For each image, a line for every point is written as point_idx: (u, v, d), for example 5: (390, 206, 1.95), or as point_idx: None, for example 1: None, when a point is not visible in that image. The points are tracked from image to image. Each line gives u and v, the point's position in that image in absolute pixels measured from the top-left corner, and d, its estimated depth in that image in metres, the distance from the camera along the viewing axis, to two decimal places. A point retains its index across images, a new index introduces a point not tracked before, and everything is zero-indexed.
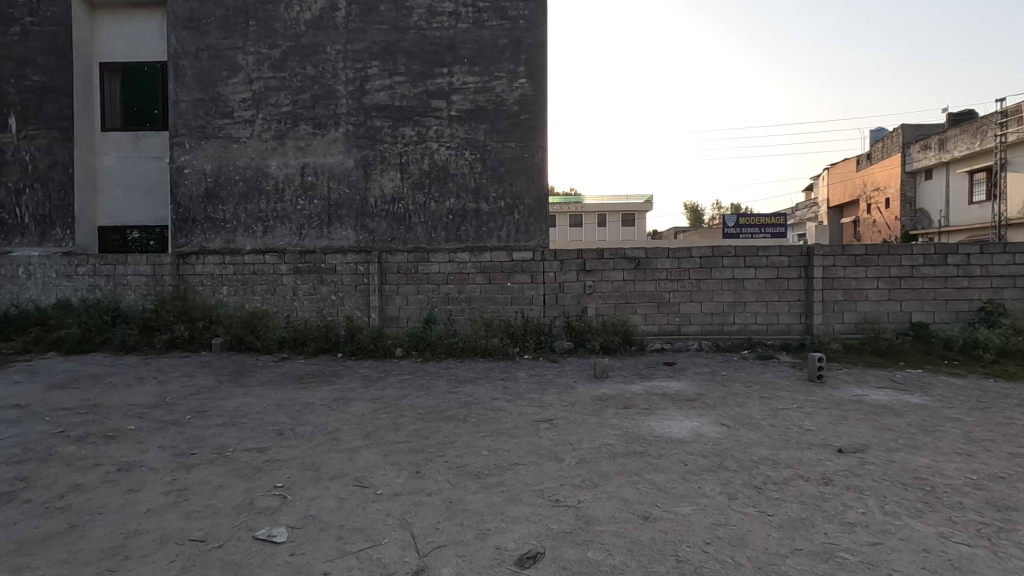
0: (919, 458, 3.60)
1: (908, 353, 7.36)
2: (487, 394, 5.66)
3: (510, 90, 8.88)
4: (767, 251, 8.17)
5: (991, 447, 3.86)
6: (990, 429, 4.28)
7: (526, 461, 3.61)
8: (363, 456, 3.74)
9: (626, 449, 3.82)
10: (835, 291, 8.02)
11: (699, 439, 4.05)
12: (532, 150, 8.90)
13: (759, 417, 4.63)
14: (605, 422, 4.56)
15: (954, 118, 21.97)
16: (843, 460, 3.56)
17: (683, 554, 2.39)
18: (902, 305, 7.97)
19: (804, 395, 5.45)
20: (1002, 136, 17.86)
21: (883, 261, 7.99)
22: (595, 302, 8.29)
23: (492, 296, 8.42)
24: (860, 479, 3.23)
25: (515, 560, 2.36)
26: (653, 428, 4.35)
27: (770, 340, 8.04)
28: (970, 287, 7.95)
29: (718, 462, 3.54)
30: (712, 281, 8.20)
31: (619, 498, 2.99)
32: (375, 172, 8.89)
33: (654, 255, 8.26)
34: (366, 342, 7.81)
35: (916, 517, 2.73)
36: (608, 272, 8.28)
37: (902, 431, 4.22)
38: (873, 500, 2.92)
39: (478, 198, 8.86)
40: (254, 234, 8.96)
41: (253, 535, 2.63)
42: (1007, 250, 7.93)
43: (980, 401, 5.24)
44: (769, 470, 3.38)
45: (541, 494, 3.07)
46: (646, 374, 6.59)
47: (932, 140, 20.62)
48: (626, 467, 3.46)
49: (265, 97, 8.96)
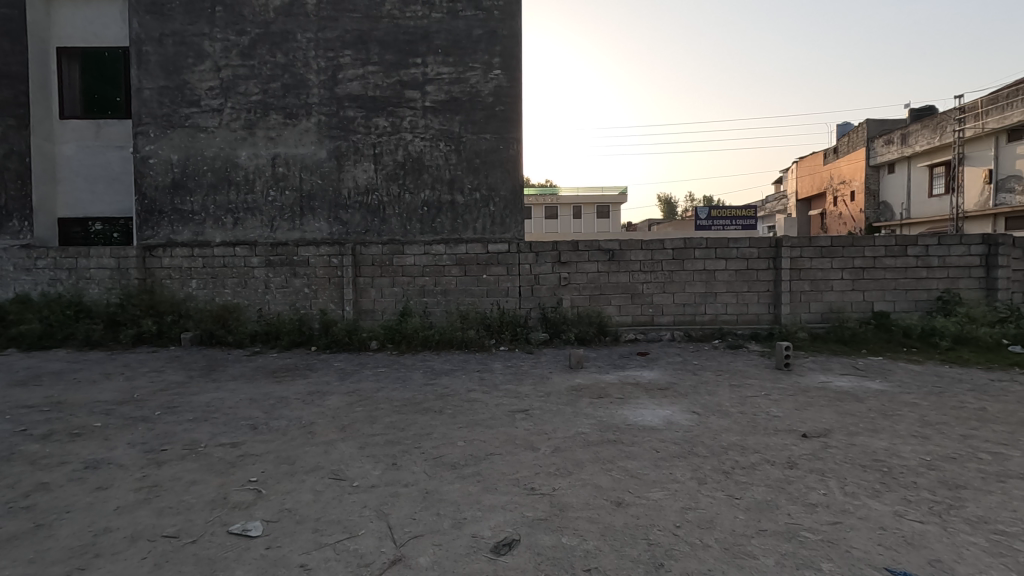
0: (878, 441, 3.76)
1: (869, 341, 7.65)
2: (463, 386, 5.69)
3: (484, 81, 8.87)
4: (737, 243, 8.37)
5: (944, 429, 4.05)
6: (945, 413, 4.49)
7: (502, 451, 3.66)
8: (339, 449, 3.73)
9: (600, 438, 3.90)
10: (802, 281, 8.26)
11: (671, 427, 4.15)
12: (507, 141, 8.91)
13: (728, 405, 4.77)
14: (580, 411, 4.63)
15: (916, 113, 22.69)
16: (807, 445, 3.69)
17: (653, 537, 2.46)
18: (865, 295, 8.26)
19: (772, 382, 5.66)
20: (960, 132, 18.35)
21: (847, 253, 8.25)
22: (570, 293, 8.38)
23: (468, 288, 8.42)
24: (823, 462, 3.36)
25: (491, 547, 2.41)
26: (627, 416, 4.45)
27: (740, 330, 8.24)
28: (928, 277, 8.27)
29: (689, 448, 3.65)
30: (684, 272, 8.35)
31: (593, 485, 3.06)
32: (348, 163, 8.77)
33: (628, 247, 8.36)
34: (341, 335, 7.76)
35: (874, 496, 2.87)
36: (582, 264, 8.36)
37: (863, 416, 4.41)
38: (834, 482, 3.04)
39: (453, 190, 8.83)
40: (224, 226, 8.77)
41: (227, 529, 2.62)
42: (963, 242, 8.26)
43: (935, 386, 5.51)
44: (737, 455, 3.49)
45: (517, 483, 3.12)
46: (621, 364, 6.71)
47: (894, 135, 21.32)
48: (600, 455, 3.55)
49: (234, 85, 8.74)
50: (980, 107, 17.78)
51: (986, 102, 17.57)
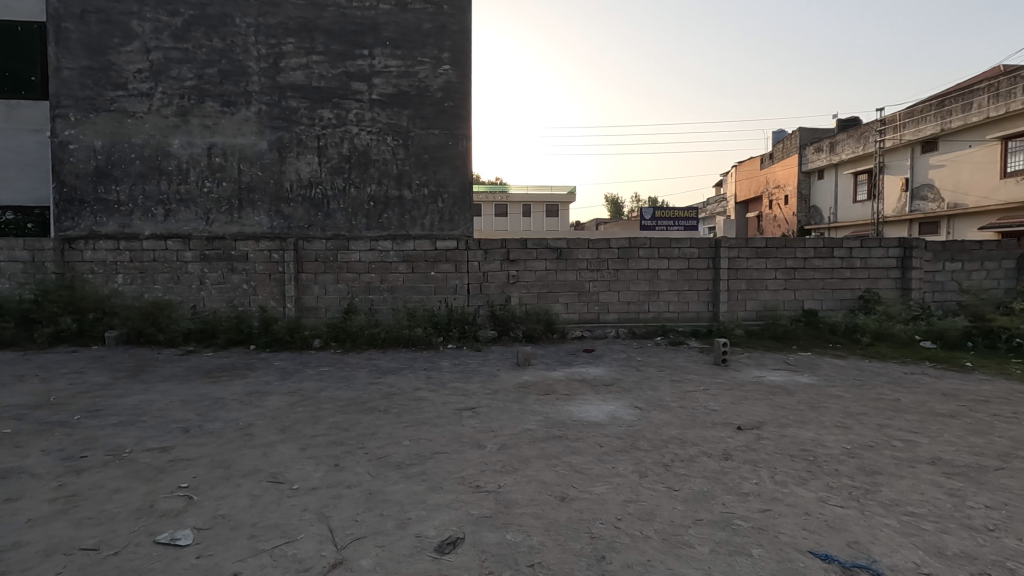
0: (805, 432, 3.99)
1: (799, 337, 8.10)
2: (410, 384, 5.61)
3: (433, 76, 8.78)
4: (679, 244, 8.66)
5: (864, 419, 4.34)
6: (864, 404, 4.83)
7: (448, 449, 3.63)
8: (278, 451, 3.60)
9: (546, 434, 3.94)
10: (739, 281, 8.64)
11: (614, 422, 4.25)
12: (456, 137, 8.87)
13: (669, 399, 4.94)
14: (526, 408, 4.67)
15: (844, 123, 24.17)
16: (742, 437, 3.86)
17: (596, 531, 2.51)
18: (796, 294, 8.73)
19: (710, 377, 5.90)
20: (881, 143, 19.67)
21: (780, 254, 8.68)
22: (518, 291, 8.42)
23: (416, 285, 8.32)
24: (755, 453, 3.53)
25: (435, 547, 2.39)
26: (573, 412, 4.52)
27: (681, 327, 8.54)
28: (852, 277, 8.84)
29: (631, 442, 3.75)
30: (629, 271, 8.56)
31: (538, 481, 3.09)
32: (291, 155, 8.46)
33: (575, 246, 8.48)
34: (282, 333, 7.48)
35: (801, 484, 3.04)
36: (530, 261, 8.42)
37: (792, 408, 4.66)
38: (765, 472, 3.20)
39: (401, 185, 8.70)
40: (154, 218, 8.27)
41: (155, 539, 2.48)
42: (883, 245, 8.87)
43: (857, 379, 5.90)
44: (677, 448, 3.61)
45: (463, 481, 3.11)
46: (567, 361, 6.82)
47: (824, 143, 22.67)
48: (545, 451, 3.59)
49: (166, 68, 8.24)
50: (898, 120, 19.11)
51: (904, 115, 18.90)
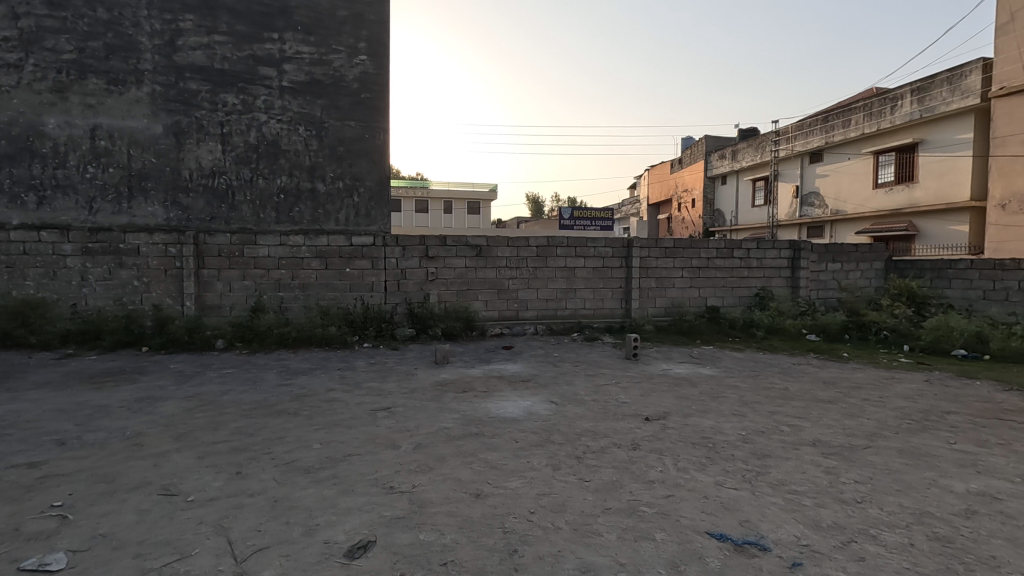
0: (706, 420, 4.26)
1: (703, 332, 8.65)
2: (322, 385, 5.39)
3: (349, 66, 8.50)
4: (595, 243, 8.95)
5: (757, 407, 4.72)
6: (758, 393, 5.24)
7: (361, 451, 3.53)
8: (172, 461, 3.33)
9: (462, 431, 3.93)
10: (649, 279, 9.08)
11: (530, 417, 4.32)
12: (373, 130, 8.66)
13: (583, 393, 5.10)
14: (443, 407, 4.64)
15: (744, 133, 26.06)
16: (649, 427, 4.06)
17: (509, 525, 2.54)
18: (700, 292, 9.31)
19: (622, 371, 6.16)
20: (776, 152, 21.40)
21: (687, 254, 9.22)
22: (437, 288, 8.34)
23: (330, 282, 8.01)
24: (661, 442, 3.73)
25: (345, 552, 2.31)
26: (490, 409, 4.54)
27: (596, 323, 8.84)
28: (749, 276, 9.56)
29: (545, 437, 3.82)
30: (547, 269, 8.74)
31: (454, 479, 3.08)
32: (190, 141, 7.85)
33: (494, 243, 8.53)
34: (180, 334, 6.93)
35: (700, 469, 3.25)
36: (449, 258, 8.36)
37: (695, 398, 4.97)
38: (669, 460, 3.39)
39: (314, 177, 8.35)
40: (25, 205, 7.36)
41: (19, 566, 2.21)
42: (775, 246, 9.67)
43: (752, 370, 6.40)
44: (589, 440, 3.74)
45: (375, 483, 3.03)
46: (486, 358, 6.85)
47: (727, 150, 24.34)
48: (461, 448, 3.58)
49: (39, 38, 7.34)
50: (790, 132, 20.88)
51: (795, 128, 20.67)
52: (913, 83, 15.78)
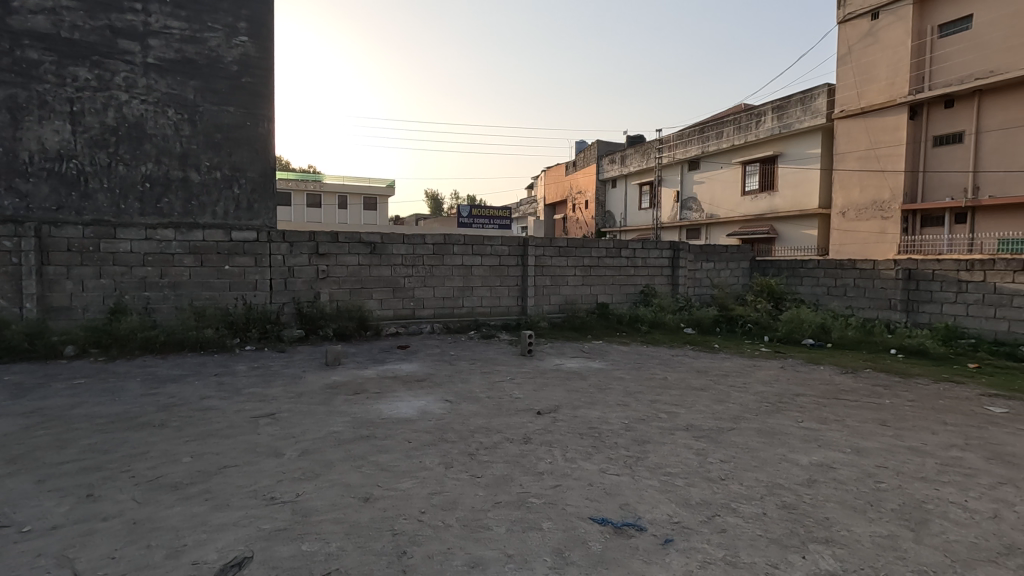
0: (593, 412, 4.48)
1: (594, 327, 9.06)
2: (195, 393, 4.94)
3: (227, 47, 7.85)
4: (492, 241, 9.04)
5: (639, 397, 5.04)
6: (641, 383, 5.61)
7: (239, 462, 3.29)
8: (4, 488, 2.88)
9: (352, 435, 3.80)
10: (544, 277, 9.36)
11: (424, 416, 4.28)
12: (255, 118, 8.07)
13: (478, 390, 5.14)
14: (333, 410, 4.44)
15: (632, 139, 27.66)
16: (540, 421, 4.19)
17: (399, 527, 2.50)
18: (591, 289, 9.75)
19: (517, 367, 6.29)
20: (660, 159, 22.95)
21: (579, 253, 9.61)
22: (328, 287, 7.97)
23: (206, 280, 7.36)
24: (551, 434, 3.86)
25: (216, 571, 2.14)
26: (382, 410, 4.43)
27: (493, 321, 8.94)
28: (635, 274, 10.19)
29: (439, 435, 3.81)
30: (444, 267, 8.69)
31: (341, 485, 2.97)
32: (30, 119, 6.82)
33: (389, 241, 8.32)
34: (18, 340, 6.03)
35: (586, 458, 3.41)
36: (341, 256, 8.03)
37: (584, 391, 5.21)
38: (558, 451, 3.52)
39: (186, 166, 7.61)
40: None
41: None
42: (658, 247, 10.38)
43: (637, 362, 6.84)
44: (482, 437, 3.77)
45: (255, 494, 2.84)
46: (380, 358, 6.67)
47: (617, 155, 25.71)
48: (351, 452, 3.46)
49: None
50: (672, 141, 22.50)
51: (676, 137, 22.29)
52: (774, 102, 17.70)
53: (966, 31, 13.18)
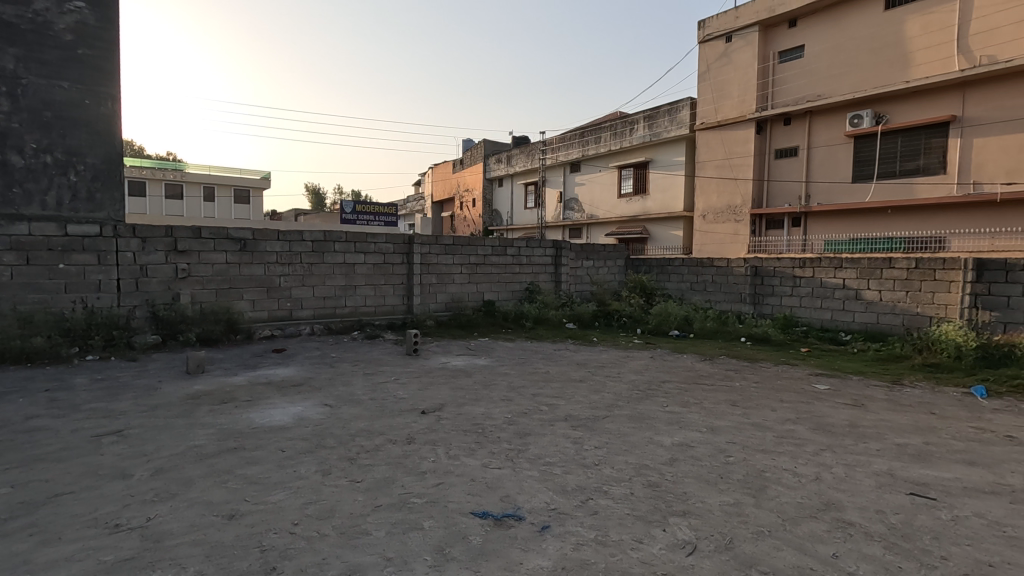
0: (478, 408, 4.53)
1: (480, 324, 9.15)
2: (18, 413, 4.23)
3: (57, 13, 6.82)
4: (375, 238, 8.77)
5: (522, 391, 5.19)
6: (524, 378, 5.79)
7: (76, 487, 2.88)
8: None
9: (217, 448, 3.50)
10: (431, 275, 9.29)
11: (300, 423, 4.05)
12: (96, 96, 7.10)
13: (360, 393, 4.98)
14: (195, 422, 4.05)
15: (517, 140, 28.33)
16: (424, 420, 4.15)
17: (268, 542, 2.34)
18: (478, 287, 9.86)
19: (401, 367, 6.18)
20: (544, 160, 23.73)
21: (465, 251, 9.65)
22: (190, 287, 7.25)
23: (34, 281, 6.31)
24: (435, 433, 3.84)
25: None
26: (253, 419, 4.12)
27: (377, 320, 8.69)
28: (520, 272, 10.47)
29: (316, 442, 3.63)
30: (324, 265, 8.28)
31: (203, 503, 2.72)
32: None
33: (262, 237, 7.75)
34: None
35: (470, 454, 3.44)
36: (206, 253, 7.34)
37: (469, 388, 5.25)
38: (442, 449, 3.52)
39: (4, 147, 6.47)
40: None
41: None
42: (541, 245, 10.75)
43: (521, 358, 7.04)
44: (363, 440, 3.66)
45: (95, 523, 2.51)
46: (252, 363, 6.20)
47: (503, 155, 26.19)
48: (215, 467, 3.18)
49: None
50: (555, 143, 23.36)
51: (558, 140, 23.18)
52: (645, 112, 19.09)
53: (799, 59, 15.17)
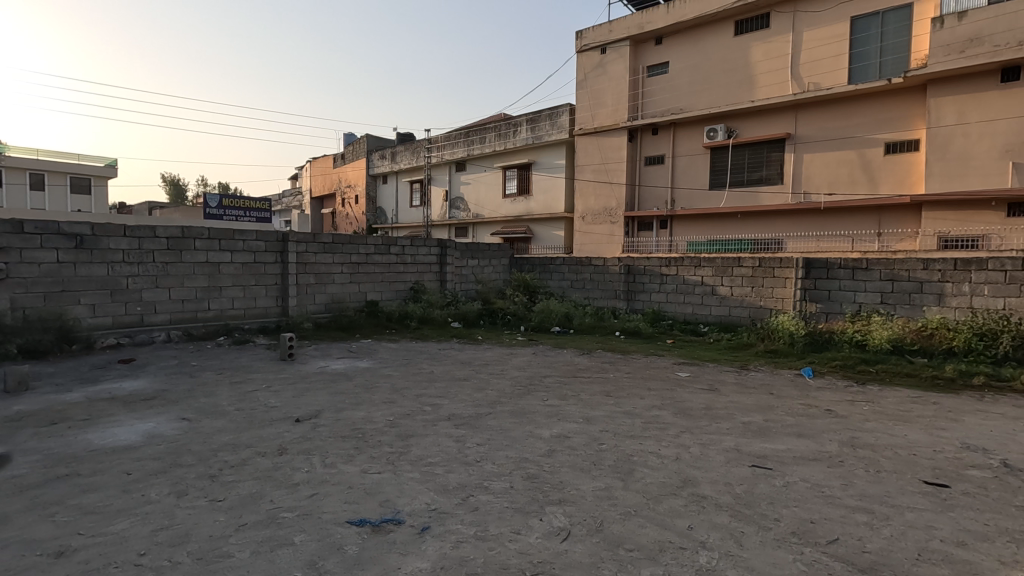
0: (358, 413, 4.37)
1: (363, 326, 8.83)
2: None
3: None
4: (244, 235, 8.11)
5: (405, 392, 5.10)
6: (408, 379, 5.69)
7: None
8: None
9: (43, 477, 3.02)
10: (308, 275, 8.80)
11: (152, 441, 3.63)
12: None
13: (225, 403, 4.57)
14: (13, 449, 3.46)
15: (402, 137, 27.77)
16: (298, 429, 3.92)
17: None
18: (359, 287, 9.52)
19: (275, 373, 5.78)
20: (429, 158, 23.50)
21: (346, 249, 9.27)
22: (9, 291, 6.17)
23: None
24: (310, 442, 3.64)
25: None
26: (91, 441, 3.62)
27: (247, 324, 8.05)
28: (404, 271, 10.28)
29: (171, 461, 3.27)
30: (182, 265, 7.49)
31: (22, 542, 2.33)
32: None
33: (104, 233, 6.82)
34: None
35: (347, 461, 3.30)
36: (30, 251, 6.30)
37: (349, 392, 5.05)
38: (317, 458, 3.35)
39: None
40: None
41: None
42: (426, 244, 10.65)
43: (406, 358, 6.92)
44: (227, 455, 3.37)
45: None
46: (92, 377, 5.43)
47: (387, 151, 25.53)
48: (39, 499, 2.74)
49: None
50: (440, 142, 23.23)
51: (443, 139, 23.08)
52: (528, 115, 19.67)
53: (664, 75, 16.53)
